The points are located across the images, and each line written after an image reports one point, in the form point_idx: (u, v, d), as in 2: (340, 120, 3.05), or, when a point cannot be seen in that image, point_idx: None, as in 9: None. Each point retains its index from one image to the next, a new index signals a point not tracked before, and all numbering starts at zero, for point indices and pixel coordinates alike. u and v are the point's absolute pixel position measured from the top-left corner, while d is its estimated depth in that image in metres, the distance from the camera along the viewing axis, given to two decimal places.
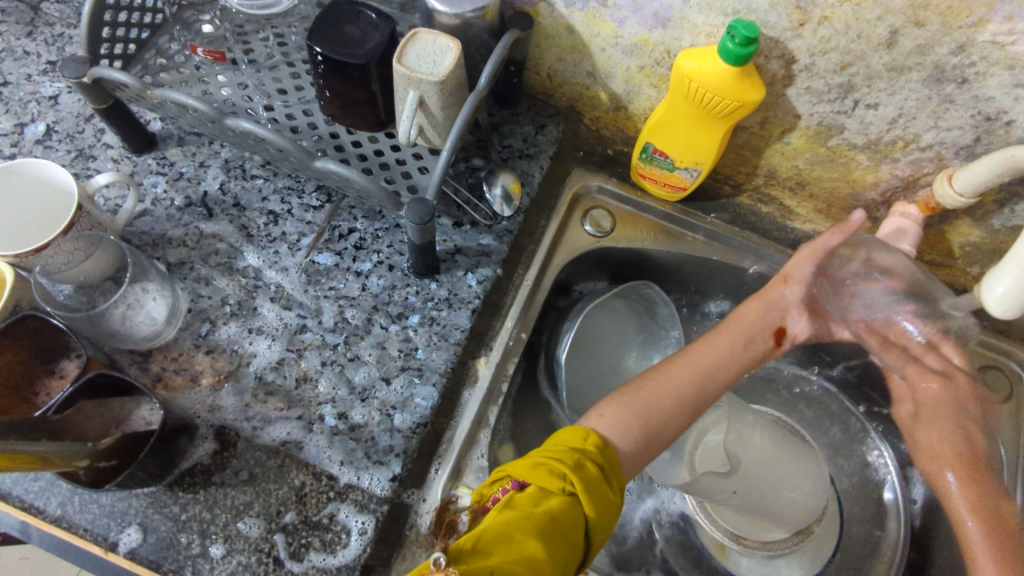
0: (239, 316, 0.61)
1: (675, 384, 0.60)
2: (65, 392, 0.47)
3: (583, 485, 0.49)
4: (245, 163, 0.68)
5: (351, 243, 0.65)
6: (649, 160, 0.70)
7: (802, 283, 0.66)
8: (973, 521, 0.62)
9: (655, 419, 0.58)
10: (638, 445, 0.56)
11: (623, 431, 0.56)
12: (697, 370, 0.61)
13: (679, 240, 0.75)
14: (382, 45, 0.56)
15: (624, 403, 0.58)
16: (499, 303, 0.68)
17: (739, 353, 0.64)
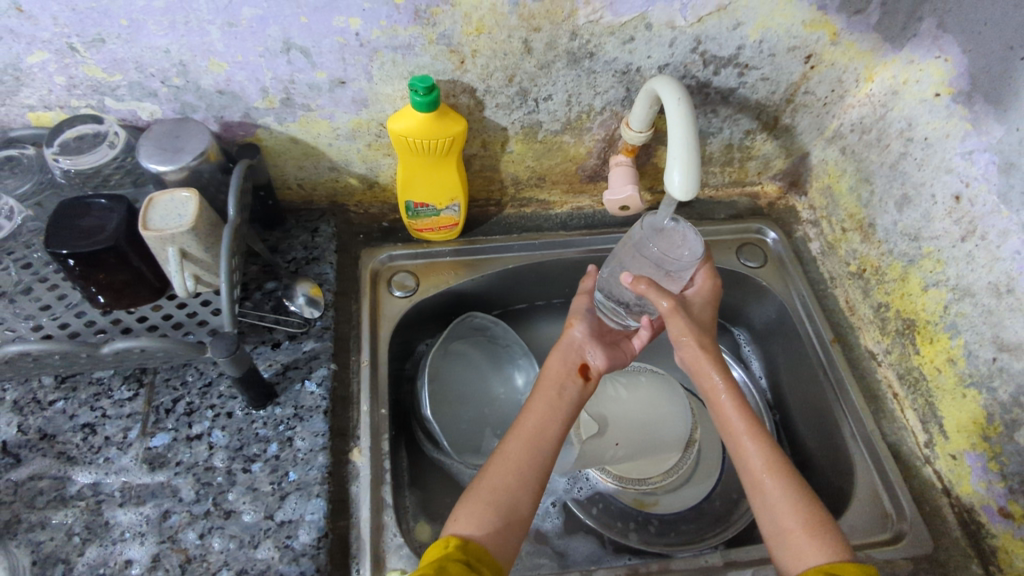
0: (93, 539, 0.57)
1: (511, 460, 0.63)
2: None
3: None
4: (37, 393, 0.65)
5: (181, 412, 0.65)
6: (416, 214, 0.78)
7: (583, 321, 0.74)
8: (720, 377, 0.68)
9: (503, 500, 0.61)
10: (496, 532, 0.59)
11: (481, 524, 0.59)
12: (524, 438, 0.65)
13: (478, 264, 0.83)
14: (120, 222, 0.58)
15: (473, 499, 0.60)
16: (348, 394, 0.71)
17: (558, 405, 0.68)
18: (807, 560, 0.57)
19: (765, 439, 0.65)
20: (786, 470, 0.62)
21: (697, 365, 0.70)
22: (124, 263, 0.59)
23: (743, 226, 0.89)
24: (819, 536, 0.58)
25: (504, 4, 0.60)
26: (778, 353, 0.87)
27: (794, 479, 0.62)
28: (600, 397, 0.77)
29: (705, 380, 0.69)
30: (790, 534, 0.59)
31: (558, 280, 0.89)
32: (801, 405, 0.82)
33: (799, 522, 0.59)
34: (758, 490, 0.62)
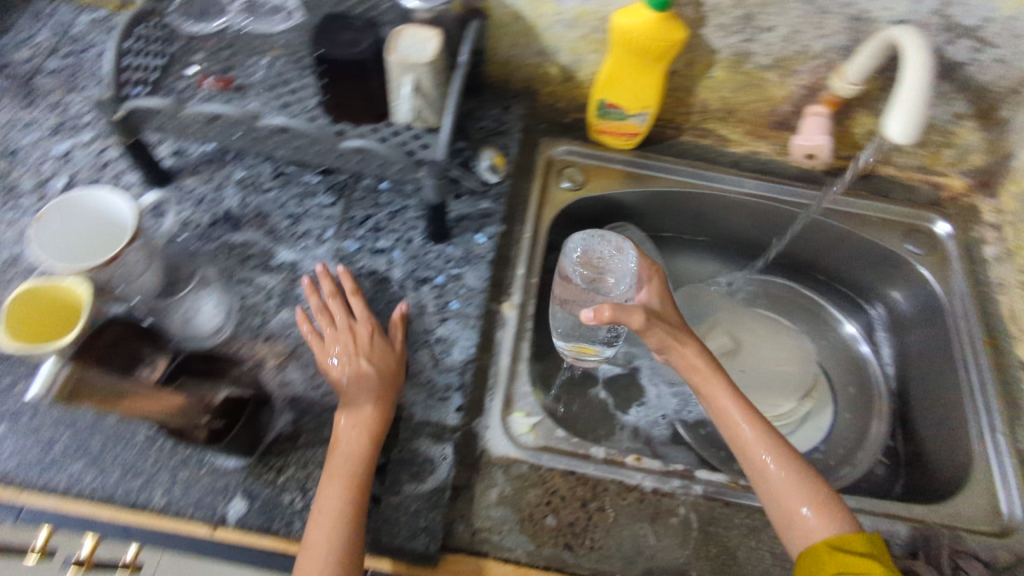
0: (287, 305, 0.67)
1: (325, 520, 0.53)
2: (167, 364, 0.53)
3: None
4: (258, 178, 0.75)
5: (369, 227, 0.73)
6: (604, 115, 0.81)
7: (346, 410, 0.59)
8: (701, 360, 0.66)
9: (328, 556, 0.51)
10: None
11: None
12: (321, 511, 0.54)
13: (644, 180, 0.86)
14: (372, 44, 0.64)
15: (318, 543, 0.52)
16: (506, 256, 0.76)
17: (350, 404, 0.59)
18: (819, 538, 0.55)
19: (761, 421, 0.63)
20: (782, 448, 0.61)
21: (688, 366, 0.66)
22: (365, 80, 0.67)
23: (917, 213, 0.85)
24: (824, 511, 0.57)
25: None
26: (915, 340, 0.83)
27: (796, 461, 0.60)
28: (738, 326, 0.89)
29: (697, 374, 0.66)
30: (795, 517, 0.57)
31: (712, 217, 0.90)
32: (928, 397, 0.78)
33: (809, 506, 0.57)
34: (763, 472, 0.60)
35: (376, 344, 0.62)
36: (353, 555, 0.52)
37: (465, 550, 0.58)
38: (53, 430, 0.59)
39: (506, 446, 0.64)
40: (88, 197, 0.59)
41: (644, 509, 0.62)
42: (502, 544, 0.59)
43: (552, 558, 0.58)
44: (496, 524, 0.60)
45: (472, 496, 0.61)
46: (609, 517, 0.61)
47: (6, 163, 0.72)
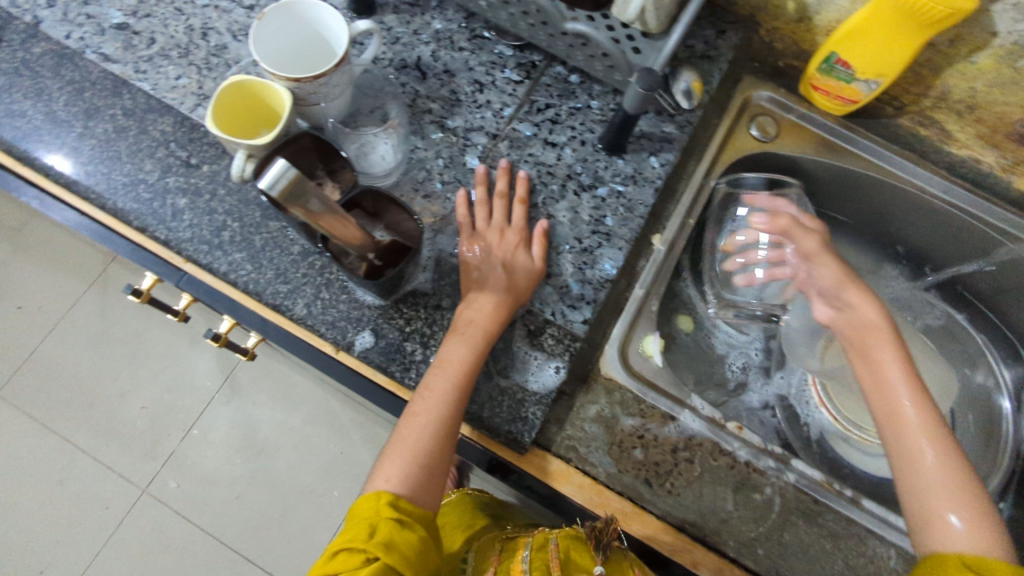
0: (451, 170, 0.67)
1: (410, 430, 0.55)
2: (350, 194, 0.56)
3: (383, 547, 0.49)
4: (453, 34, 0.73)
5: (548, 117, 0.70)
6: (827, 71, 0.73)
7: (463, 318, 0.59)
8: (874, 312, 0.62)
9: (419, 457, 0.55)
10: (417, 481, 0.55)
11: (410, 475, 0.54)
12: (419, 412, 0.55)
13: (840, 152, 0.78)
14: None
15: (404, 450, 0.55)
16: (673, 188, 0.73)
17: (474, 294, 0.60)
18: (959, 550, 0.48)
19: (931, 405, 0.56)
20: (948, 446, 0.53)
21: (866, 322, 0.61)
22: None
23: None
24: (983, 516, 0.50)
25: None
26: None
27: (954, 455, 0.53)
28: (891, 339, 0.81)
29: (871, 329, 0.61)
30: (935, 519, 0.51)
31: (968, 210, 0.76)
32: None
33: (960, 516, 0.50)
34: (916, 467, 0.53)
35: (514, 254, 0.62)
36: (443, 446, 0.55)
37: (550, 451, 0.61)
38: (224, 217, 0.63)
39: (618, 368, 0.64)
40: (327, 19, 0.59)
41: (732, 475, 0.61)
42: (587, 457, 0.61)
43: (631, 488, 0.60)
44: (586, 438, 0.61)
45: (571, 406, 0.63)
46: (695, 470, 0.61)
47: None
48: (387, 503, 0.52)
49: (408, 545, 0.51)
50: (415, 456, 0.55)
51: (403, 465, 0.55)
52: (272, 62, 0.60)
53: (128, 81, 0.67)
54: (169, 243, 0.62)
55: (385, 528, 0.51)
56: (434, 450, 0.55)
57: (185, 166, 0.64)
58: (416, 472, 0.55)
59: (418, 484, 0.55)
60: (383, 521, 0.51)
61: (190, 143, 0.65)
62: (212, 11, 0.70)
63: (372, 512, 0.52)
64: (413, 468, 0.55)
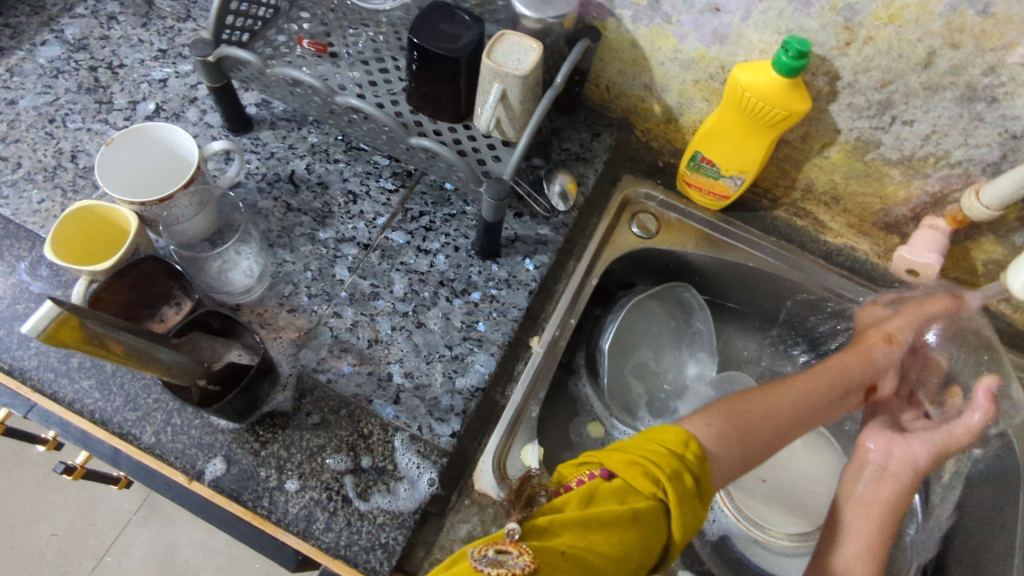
0: (320, 282, 0.66)
1: (737, 408, 0.62)
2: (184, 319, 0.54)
3: (676, 496, 0.49)
4: (329, 147, 0.74)
5: (422, 224, 0.71)
6: (695, 168, 0.76)
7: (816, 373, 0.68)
8: None
9: (726, 426, 0.60)
10: (720, 441, 0.58)
11: (725, 442, 0.58)
12: (757, 414, 0.63)
13: (721, 246, 0.79)
14: (454, 32, 0.60)
15: (725, 416, 0.61)
16: (552, 288, 0.73)
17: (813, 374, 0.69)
18: None
19: None
20: None
21: None
22: (453, 77, 0.61)
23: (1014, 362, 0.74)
24: None
25: (940, 3, 0.53)
26: (976, 502, 0.73)
27: None
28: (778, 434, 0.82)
29: None
30: None
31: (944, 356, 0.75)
32: None
33: None
34: None
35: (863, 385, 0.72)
36: (723, 437, 0.59)
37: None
38: None
39: (492, 482, 0.61)
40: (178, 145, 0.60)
41: None
42: None
43: None
44: None
45: (442, 526, 0.59)
46: None
47: (109, 76, 0.75)
48: (690, 449, 0.54)
49: (684, 517, 0.49)
50: (740, 441, 0.60)
51: (724, 418, 0.60)
52: (122, 188, 0.60)
53: None
54: (12, 372, 0.59)
55: (683, 480, 0.51)
56: (722, 457, 0.58)
57: (38, 291, 0.62)
58: (740, 452, 0.59)
59: (715, 440, 0.58)
60: (682, 468, 0.52)
61: (46, 267, 0.64)
62: (85, 134, 0.71)
63: (666, 454, 0.52)
64: (735, 436, 0.60)
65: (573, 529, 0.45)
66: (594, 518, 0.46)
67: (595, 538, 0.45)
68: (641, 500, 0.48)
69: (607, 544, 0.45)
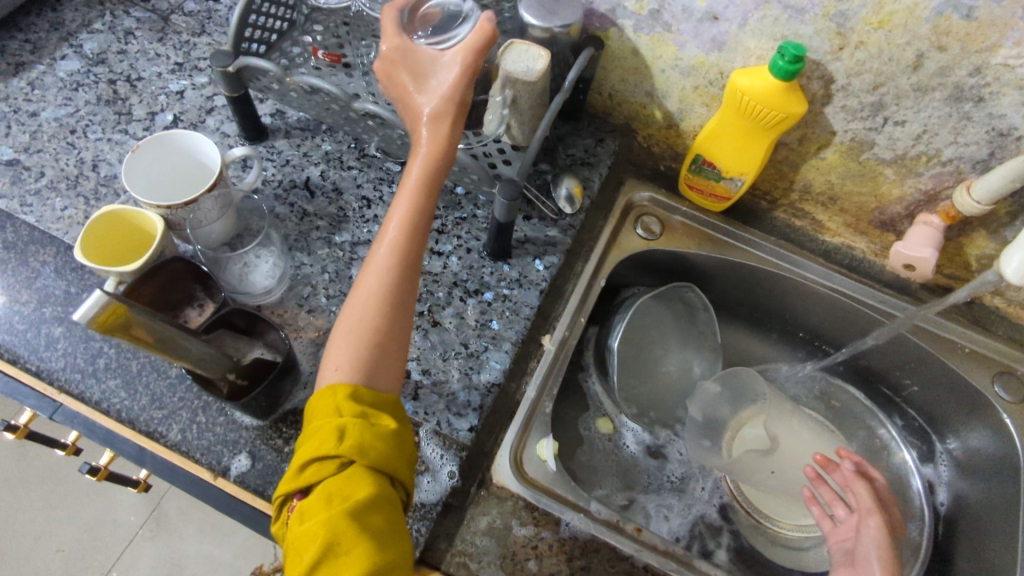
0: (337, 284, 0.68)
1: (354, 316, 0.51)
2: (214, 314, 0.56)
3: (336, 472, 0.44)
4: (343, 155, 0.76)
5: (435, 227, 0.73)
6: (697, 171, 0.79)
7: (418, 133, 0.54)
8: None
9: (365, 339, 0.51)
10: (359, 369, 0.50)
11: (367, 373, 0.50)
12: (358, 307, 0.52)
13: (722, 246, 0.82)
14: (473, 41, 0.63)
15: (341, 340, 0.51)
16: (561, 288, 0.75)
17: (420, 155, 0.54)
18: None
19: None
20: None
21: None
22: None
23: (1015, 354, 0.75)
24: None
25: (927, 8, 0.56)
26: (977, 490, 0.75)
27: None
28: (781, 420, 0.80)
29: None
30: None
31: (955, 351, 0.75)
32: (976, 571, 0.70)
33: None
34: None
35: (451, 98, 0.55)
36: (392, 302, 0.52)
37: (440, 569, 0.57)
38: (101, 343, 0.62)
39: (510, 475, 0.63)
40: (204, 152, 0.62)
41: None
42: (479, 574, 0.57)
43: None
44: (477, 553, 0.58)
45: (462, 518, 0.60)
46: None
47: (127, 88, 0.77)
48: (347, 395, 0.48)
49: (381, 436, 0.46)
50: (361, 341, 0.51)
51: (350, 348, 0.50)
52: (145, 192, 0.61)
53: (13, 215, 0.68)
54: (40, 374, 0.61)
55: (355, 430, 0.46)
56: (381, 330, 0.51)
57: (65, 294, 0.64)
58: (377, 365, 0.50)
59: (368, 374, 0.50)
60: (350, 423, 0.46)
61: (71, 272, 0.65)
62: (105, 144, 0.73)
63: (332, 413, 0.47)
64: (368, 361, 0.50)
65: (347, 536, 0.42)
66: (347, 516, 0.43)
67: (338, 548, 0.42)
68: (357, 483, 0.44)
69: (356, 544, 0.42)
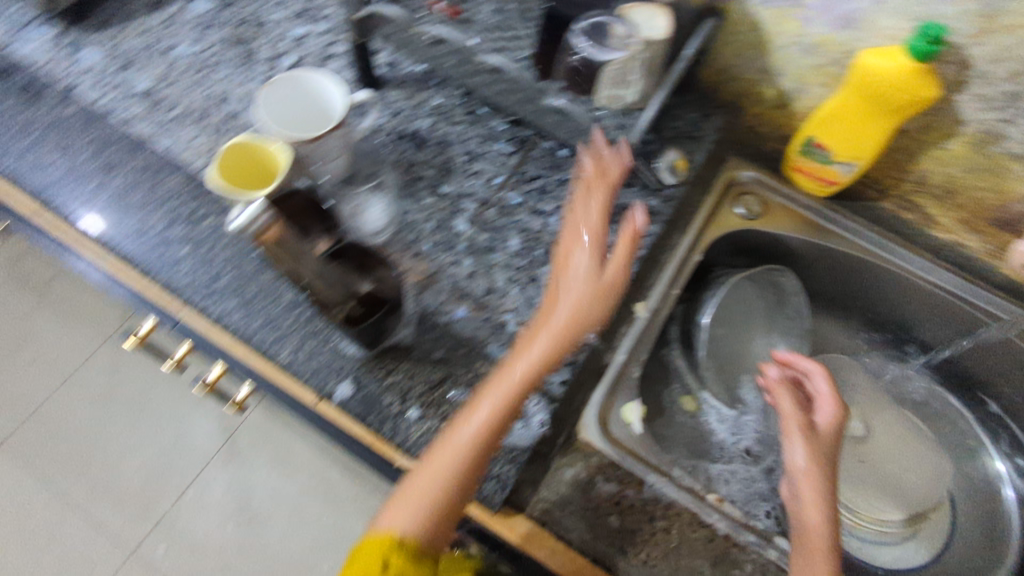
0: (440, 232, 0.70)
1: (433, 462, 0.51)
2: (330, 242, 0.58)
3: None
4: (452, 109, 0.78)
5: (537, 186, 0.74)
6: (807, 152, 0.77)
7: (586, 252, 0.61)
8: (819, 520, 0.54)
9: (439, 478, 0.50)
10: (429, 521, 0.49)
11: (429, 522, 0.49)
12: (450, 446, 0.52)
13: (824, 233, 0.80)
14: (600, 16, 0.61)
15: (411, 488, 0.50)
16: (657, 258, 0.75)
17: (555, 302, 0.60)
18: None
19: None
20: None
21: (807, 529, 0.54)
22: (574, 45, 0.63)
23: None
24: None
25: None
26: None
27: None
28: (874, 418, 0.83)
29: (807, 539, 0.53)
30: None
31: None
32: None
33: None
34: None
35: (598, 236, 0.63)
36: (472, 467, 0.51)
37: (522, 510, 0.59)
38: (221, 266, 0.66)
39: (596, 434, 0.63)
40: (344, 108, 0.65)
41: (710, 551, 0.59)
42: (562, 521, 0.59)
43: (605, 557, 0.58)
44: (560, 501, 0.60)
45: (547, 468, 0.61)
46: (672, 540, 0.59)
47: (254, 30, 0.81)
48: (398, 539, 0.48)
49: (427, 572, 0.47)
50: (458, 453, 0.51)
51: (421, 497, 0.50)
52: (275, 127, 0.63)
53: (148, 140, 0.72)
54: (167, 288, 0.65)
55: (399, 562, 0.47)
56: (457, 482, 0.51)
57: (191, 218, 0.68)
58: (440, 521, 0.50)
59: (433, 527, 0.49)
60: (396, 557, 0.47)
61: (198, 198, 0.69)
62: (232, 81, 0.76)
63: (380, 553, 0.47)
64: (434, 515, 0.50)
65: None
66: None
67: None
68: None
69: None
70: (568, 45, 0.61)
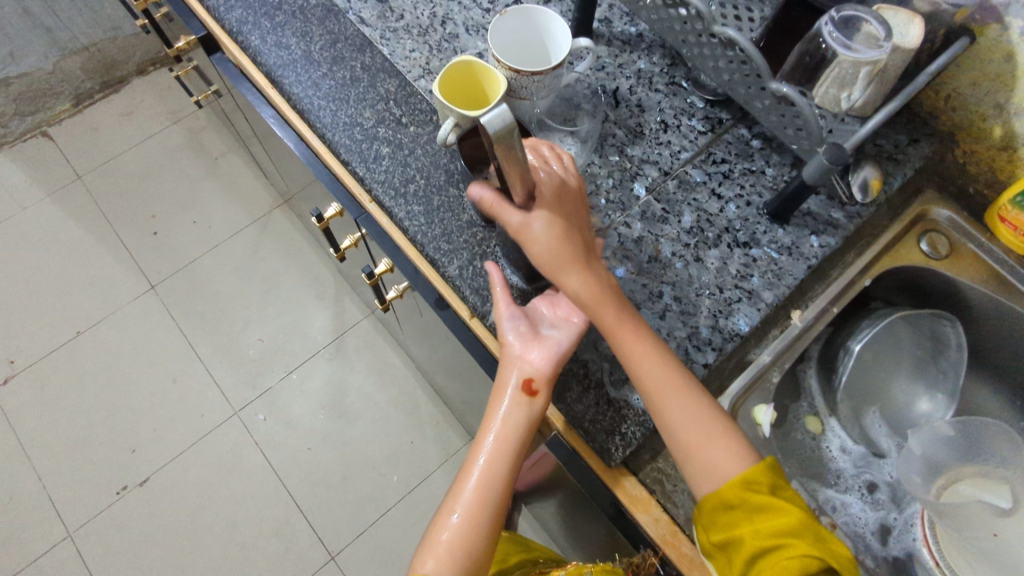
0: (618, 191, 0.71)
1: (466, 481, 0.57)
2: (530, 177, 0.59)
3: None
4: (654, 76, 0.78)
5: (721, 171, 0.73)
6: (1022, 205, 0.71)
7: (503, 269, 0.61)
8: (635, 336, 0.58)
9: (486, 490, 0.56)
10: (489, 472, 0.56)
11: (478, 518, 0.55)
12: (482, 474, 0.56)
13: (1012, 293, 0.74)
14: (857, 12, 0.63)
15: (448, 508, 0.56)
16: (826, 271, 0.73)
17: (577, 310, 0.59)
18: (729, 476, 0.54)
19: (687, 395, 0.56)
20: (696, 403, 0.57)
21: (644, 376, 0.57)
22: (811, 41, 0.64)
23: None
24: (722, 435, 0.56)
25: None
26: None
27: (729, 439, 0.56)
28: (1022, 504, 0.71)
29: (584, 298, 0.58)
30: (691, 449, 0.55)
31: None
32: None
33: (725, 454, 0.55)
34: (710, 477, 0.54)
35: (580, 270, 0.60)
36: (516, 416, 0.57)
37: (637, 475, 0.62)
38: (413, 173, 0.70)
39: None
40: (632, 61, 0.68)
41: None
42: (671, 495, 0.62)
43: None
44: (674, 476, 0.63)
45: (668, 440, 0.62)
46: None
47: None
48: None
49: None
50: (480, 501, 0.56)
51: (471, 521, 0.55)
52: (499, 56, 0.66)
53: (373, 43, 0.78)
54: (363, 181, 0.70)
55: None
56: (505, 441, 0.57)
57: (396, 122, 0.73)
58: (496, 479, 0.56)
59: (493, 498, 0.56)
60: None
61: (405, 105, 0.74)
62: (456, 5, 0.80)
63: None
64: (496, 463, 0.56)
65: None
66: None
67: None
68: None
69: None
70: (815, 33, 0.64)
